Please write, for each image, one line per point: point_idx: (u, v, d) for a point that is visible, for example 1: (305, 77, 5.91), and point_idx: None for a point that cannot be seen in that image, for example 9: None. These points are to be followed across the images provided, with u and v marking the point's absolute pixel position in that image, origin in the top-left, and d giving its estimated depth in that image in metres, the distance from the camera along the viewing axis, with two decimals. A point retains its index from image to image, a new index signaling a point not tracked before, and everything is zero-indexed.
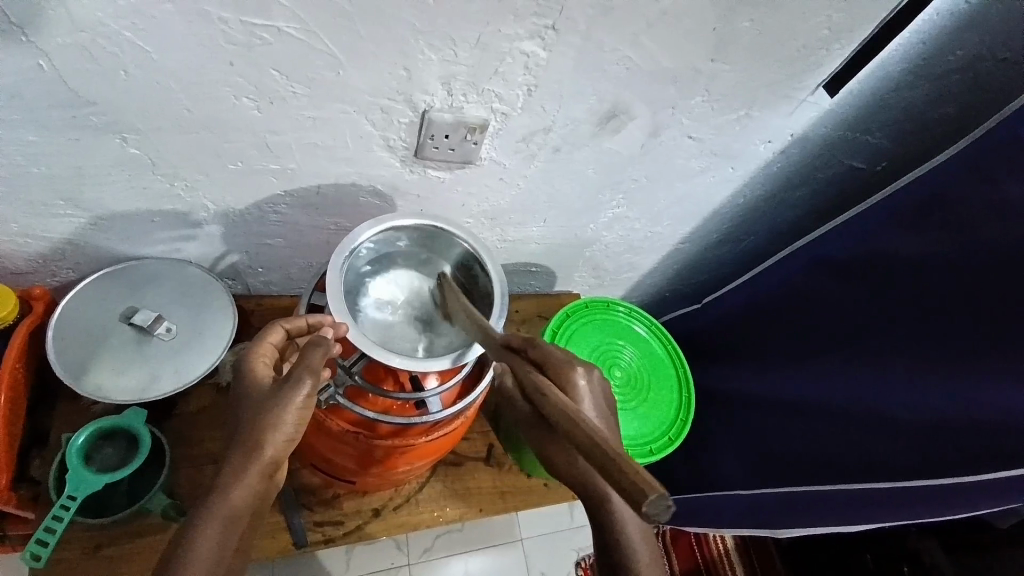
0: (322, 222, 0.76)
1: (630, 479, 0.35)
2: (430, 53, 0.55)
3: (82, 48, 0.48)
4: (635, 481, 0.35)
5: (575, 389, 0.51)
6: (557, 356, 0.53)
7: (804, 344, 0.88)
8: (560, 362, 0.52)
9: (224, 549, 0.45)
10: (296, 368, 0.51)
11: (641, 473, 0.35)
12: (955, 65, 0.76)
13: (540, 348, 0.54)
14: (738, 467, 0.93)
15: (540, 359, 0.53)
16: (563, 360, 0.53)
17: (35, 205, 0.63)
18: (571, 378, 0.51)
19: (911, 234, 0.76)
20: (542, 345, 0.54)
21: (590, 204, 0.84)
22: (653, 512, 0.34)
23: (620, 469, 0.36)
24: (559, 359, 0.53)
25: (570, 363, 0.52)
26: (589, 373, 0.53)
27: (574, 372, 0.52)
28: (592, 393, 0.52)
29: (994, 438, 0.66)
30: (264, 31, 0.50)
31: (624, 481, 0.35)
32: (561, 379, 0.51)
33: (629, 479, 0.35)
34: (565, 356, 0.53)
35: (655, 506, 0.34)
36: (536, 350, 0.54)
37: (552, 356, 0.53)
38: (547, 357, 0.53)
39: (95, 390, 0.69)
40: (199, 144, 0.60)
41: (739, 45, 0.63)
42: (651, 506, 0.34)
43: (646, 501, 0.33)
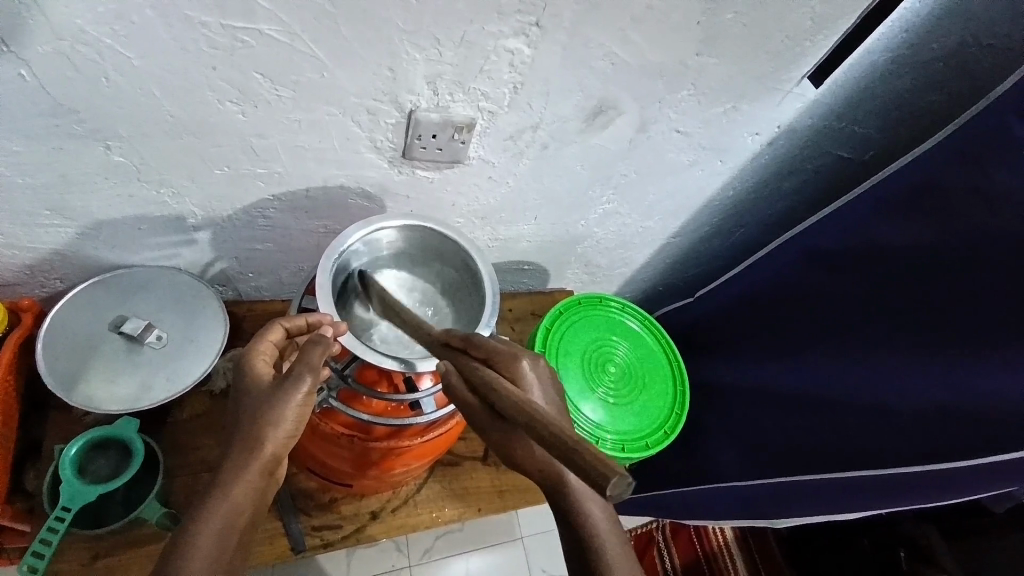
0: (312, 225, 0.76)
1: (587, 464, 0.35)
2: (414, 53, 0.55)
3: (64, 56, 0.47)
4: (593, 463, 0.35)
5: (522, 377, 0.51)
6: (502, 350, 0.53)
7: (797, 333, 0.88)
8: (504, 356, 0.52)
9: (227, 543, 0.44)
10: (297, 367, 0.51)
11: (598, 456, 0.35)
12: (940, 52, 0.76)
13: (482, 347, 0.53)
14: (735, 459, 0.93)
15: (487, 355, 0.53)
16: (507, 352, 0.52)
17: (21, 215, 0.62)
18: (518, 368, 0.52)
19: (900, 222, 0.76)
20: (483, 341, 0.54)
21: (581, 200, 0.84)
22: (615, 493, 0.35)
23: (579, 454, 0.36)
24: (503, 351, 0.53)
25: (514, 354, 0.52)
26: (535, 362, 0.53)
27: (518, 363, 0.52)
28: (540, 382, 0.52)
29: (987, 423, 0.66)
30: (248, 34, 0.49)
31: (584, 468, 0.35)
32: (509, 371, 0.51)
33: (587, 464, 0.35)
34: (509, 349, 0.53)
35: (618, 487, 0.34)
36: (477, 349, 0.54)
37: (496, 350, 0.53)
38: (491, 351, 0.53)
39: (86, 400, 0.68)
40: (185, 150, 0.59)
41: (724, 38, 0.63)
42: (613, 487, 0.34)
43: (609, 484, 0.34)
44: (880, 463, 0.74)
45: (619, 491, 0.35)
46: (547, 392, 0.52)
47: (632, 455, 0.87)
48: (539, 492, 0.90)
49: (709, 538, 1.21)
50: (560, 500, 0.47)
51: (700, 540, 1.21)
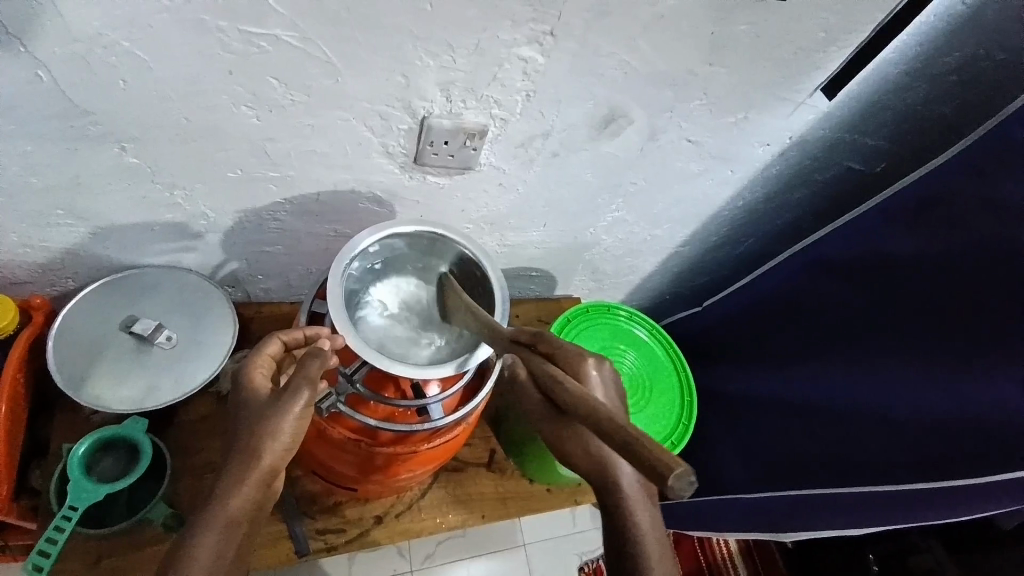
0: (321, 229, 0.76)
1: (655, 456, 0.36)
2: (428, 59, 0.55)
3: (80, 58, 0.48)
4: (659, 455, 0.35)
5: (588, 378, 0.52)
6: (568, 348, 0.54)
7: (804, 345, 0.88)
8: (570, 355, 0.53)
9: (224, 556, 0.45)
10: (294, 380, 0.50)
11: (664, 449, 0.36)
12: (953, 65, 0.76)
13: (548, 341, 0.54)
14: (740, 471, 0.93)
15: (551, 352, 0.54)
16: (574, 354, 0.53)
17: (34, 214, 0.63)
18: (583, 368, 0.52)
19: (911, 236, 0.76)
20: (552, 339, 0.54)
21: (590, 207, 0.84)
22: (676, 487, 0.35)
23: (642, 448, 0.37)
24: (569, 351, 0.53)
25: (580, 354, 0.53)
26: (601, 366, 0.54)
27: (585, 364, 0.53)
28: (604, 385, 0.53)
29: (993, 437, 0.66)
30: (262, 39, 0.50)
31: (649, 461, 0.36)
32: (573, 369, 0.52)
33: (651, 456, 0.36)
34: (577, 349, 0.53)
35: (679, 481, 0.34)
36: (545, 346, 0.54)
37: (562, 348, 0.54)
38: (558, 350, 0.53)
39: (94, 400, 0.69)
40: (198, 152, 0.60)
41: (736, 48, 0.63)
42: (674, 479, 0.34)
43: (671, 475, 0.34)
44: (885, 476, 0.74)
45: (681, 485, 0.35)
46: (608, 395, 0.52)
47: None
48: (542, 500, 0.90)
49: (711, 548, 1.23)
50: (612, 501, 0.50)
51: (704, 549, 1.23)
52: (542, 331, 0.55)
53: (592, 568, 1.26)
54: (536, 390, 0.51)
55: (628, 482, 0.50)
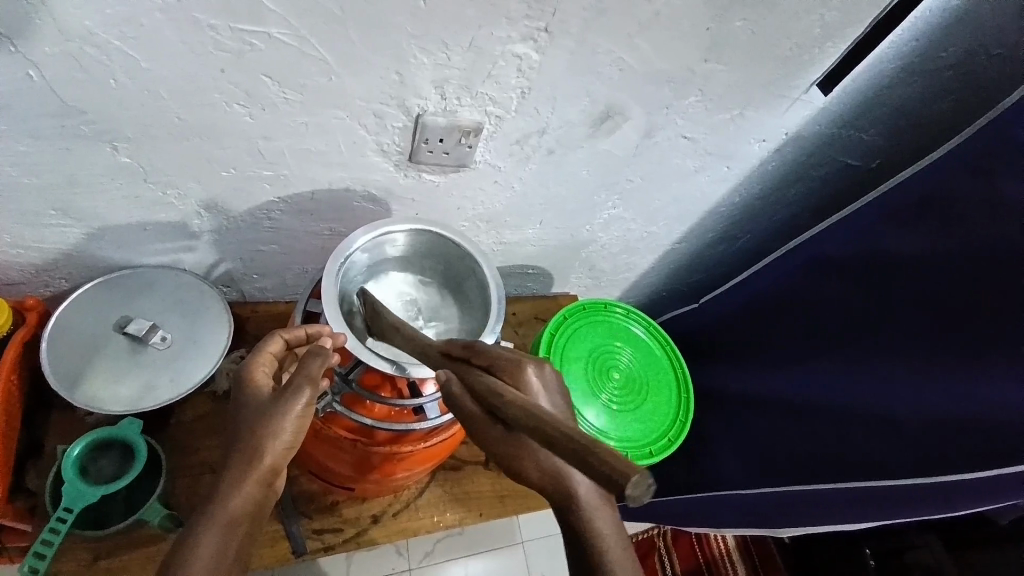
0: (317, 228, 0.75)
1: (613, 459, 0.35)
2: (423, 57, 0.55)
3: (72, 57, 0.47)
4: (615, 462, 0.35)
5: (526, 386, 0.47)
6: (503, 355, 0.49)
7: (801, 341, 0.88)
8: (506, 361, 0.48)
9: (226, 555, 0.43)
10: (296, 379, 0.51)
11: (620, 456, 0.35)
12: (948, 61, 0.76)
13: (484, 353, 0.50)
14: (737, 467, 0.93)
15: (488, 363, 0.49)
16: (511, 359, 0.48)
17: (27, 215, 0.62)
18: (522, 375, 0.47)
19: (907, 231, 0.76)
20: (487, 349, 0.50)
21: (586, 205, 0.84)
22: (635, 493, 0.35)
23: (595, 455, 0.36)
24: (505, 358, 0.49)
25: (517, 359, 0.48)
26: (540, 369, 0.49)
27: (522, 370, 0.47)
28: (547, 389, 0.48)
29: (990, 433, 0.66)
30: (256, 37, 0.49)
31: (606, 468, 0.35)
32: (510, 378, 0.47)
33: (609, 463, 0.35)
34: (512, 354, 0.49)
35: (638, 487, 0.35)
36: (479, 357, 0.51)
37: (498, 356, 0.49)
38: (495, 359, 0.49)
39: (89, 400, 0.69)
40: (192, 151, 0.59)
41: (733, 45, 0.63)
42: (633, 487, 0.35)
43: (628, 482, 0.34)
44: (882, 472, 0.74)
45: (639, 493, 0.35)
46: (554, 399, 0.47)
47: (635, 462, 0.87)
48: (540, 498, 0.90)
49: (709, 545, 1.23)
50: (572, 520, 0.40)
51: (702, 547, 1.24)
52: (477, 342, 0.52)
53: None
54: (475, 404, 0.45)
55: (593, 499, 0.40)
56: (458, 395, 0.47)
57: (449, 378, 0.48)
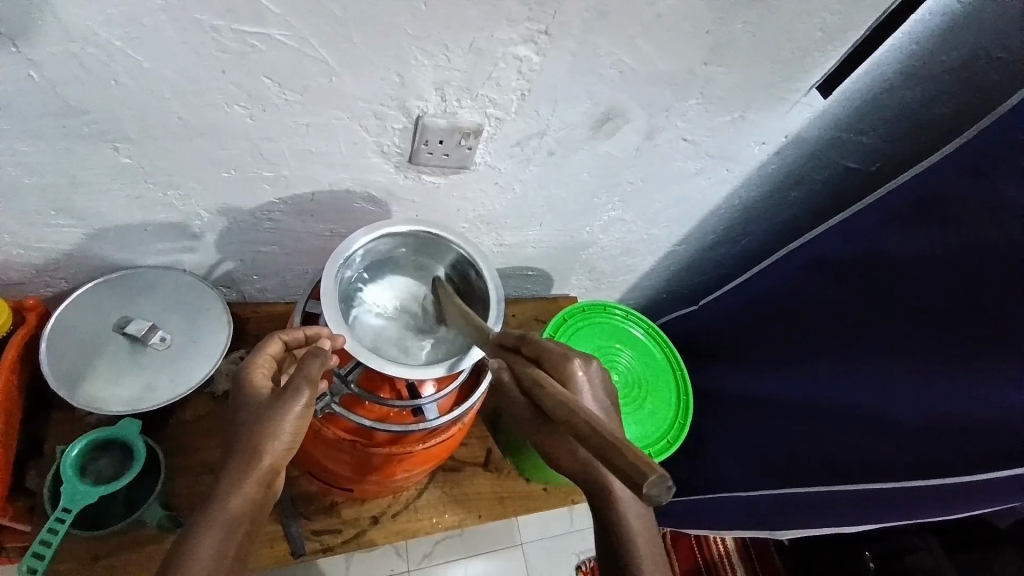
0: (317, 229, 0.75)
1: (631, 462, 0.37)
2: (424, 59, 0.55)
3: (73, 57, 0.47)
4: (636, 462, 0.37)
5: (573, 380, 0.54)
6: (552, 350, 0.55)
7: (801, 343, 0.88)
8: (556, 356, 0.55)
9: (225, 555, 0.44)
10: (295, 379, 0.50)
11: (641, 457, 0.37)
12: (949, 64, 0.76)
13: (533, 344, 0.56)
14: (736, 469, 0.93)
15: (536, 355, 0.56)
16: (557, 354, 0.55)
17: (28, 215, 0.62)
18: (569, 370, 0.54)
19: (906, 234, 0.76)
20: (533, 341, 0.56)
21: (587, 207, 0.84)
22: (653, 493, 0.36)
23: (620, 455, 0.38)
24: (553, 352, 0.55)
25: (565, 355, 0.55)
26: (587, 365, 0.56)
27: (571, 365, 0.54)
28: (590, 385, 0.55)
29: (988, 435, 0.66)
30: (257, 38, 0.49)
31: (626, 466, 0.37)
32: (557, 371, 0.54)
33: (631, 467, 0.36)
34: (560, 350, 0.55)
35: (655, 487, 0.35)
36: (529, 347, 0.56)
37: (548, 351, 0.55)
38: (543, 352, 0.55)
39: (90, 402, 0.68)
40: (193, 152, 0.59)
41: (733, 47, 0.63)
42: (651, 486, 0.36)
43: (646, 482, 0.35)
44: (881, 475, 0.74)
45: (659, 492, 0.36)
46: (595, 394, 0.55)
47: None
48: (539, 499, 0.89)
49: (709, 547, 1.23)
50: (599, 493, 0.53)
51: (701, 548, 1.24)
52: (526, 333, 0.57)
53: (589, 567, 1.27)
54: (520, 391, 0.54)
55: (619, 487, 0.52)
56: (508, 383, 0.56)
57: (500, 366, 0.56)
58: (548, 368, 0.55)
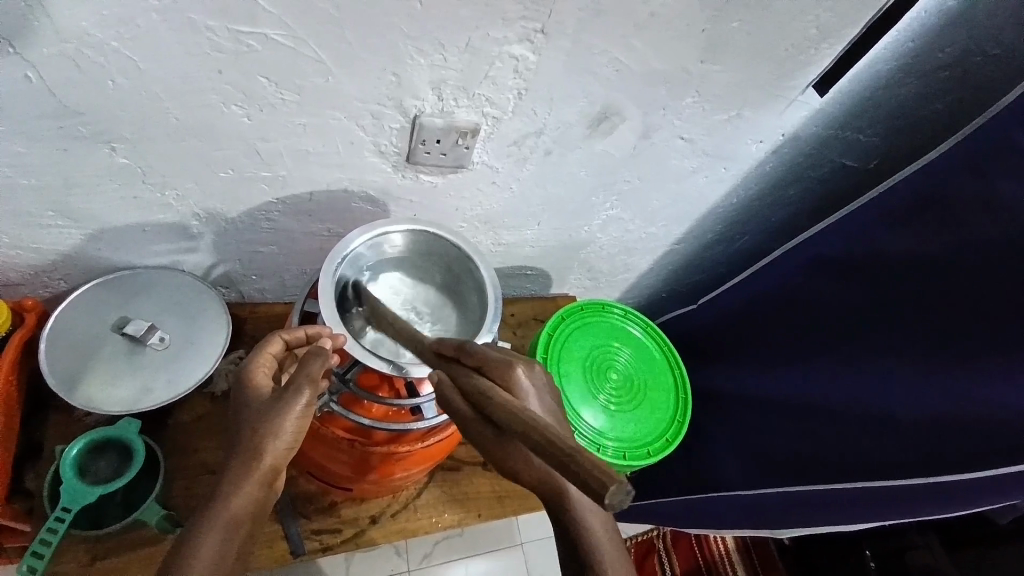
0: (315, 229, 0.76)
1: (588, 470, 0.34)
2: (419, 58, 0.55)
3: (69, 58, 0.48)
4: (591, 471, 0.34)
5: (518, 386, 0.47)
6: (495, 356, 0.49)
7: (799, 341, 0.88)
8: (498, 363, 0.48)
9: (226, 556, 0.43)
10: (296, 378, 0.51)
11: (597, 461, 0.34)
12: (945, 61, 0.76)
13: (474, 353, 0.51)
14: (735, 467, 0.93)
15: (479, 363, 0.50)
16: (501, 360, 0.49)
17: (26, 216, 0.62)
18: (512, 375, 0.48)
19: (904, 231, 0.76)
20: (477, 350, 0.51)
21: (584, 206, 0.84)
22: (614, 503, 0.33)
23: (575, 460, 0.35)
24: (495, 358, 0.49)
25: (508, 361, 0.48)
26: (531, 370, 0.49)
27: (514, 372, 0.48)
28: (537, 391, 0.48)
29: (986, 433, 0.66)
30: (252, 38, 0.49)
31: (584, 475, 0.34)
32: (501, 378, 0.48)
33: (586, 471, 0.34)
34: (504, 357, 0.49)
35: (616, 496, 0.33)
36: (471, 356, 0.51)
37: (490, 356, 0.49)
38: (484, 360, 0.49)
39: (89, 402, 0.69)
40: (190, 152, 0.59)
41: (729, 45, 0.63)
42: (612, 496, 0.33)
43: (605, 492, 0.32)
44: (880, 473, 0.74)
45: (618, 500, 0.33)
46: (543, 400, 0.47)
47: (633, 462, 0.87)
48: (539, 499, 0.89)
49: (709, 547, 1.23)
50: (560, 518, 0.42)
51: (700, 546, 1.24)
52: (467, 343, 0.52)
53: None
54: (466, 404, 0.46)
55: (575, 490, 0.41)
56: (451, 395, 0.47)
57: (440, 380, 0.49)
58: (492, 376, 0.48)
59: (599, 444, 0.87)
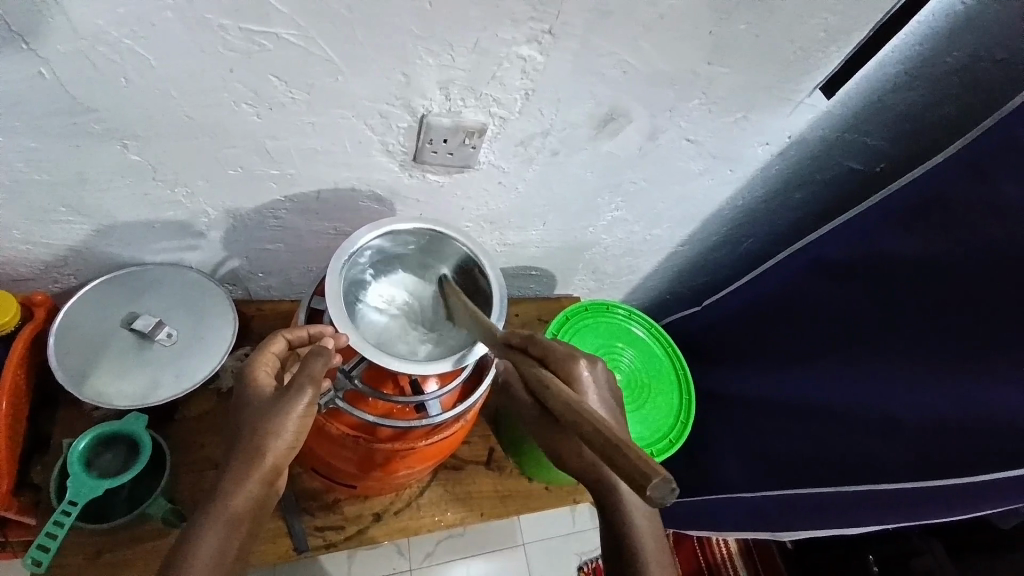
0: (322, 227, 0.76)
1: (634, 464, 0.37)
2: (428, 58, 0.55)
3: (83, 55, 0.48)
4: (637, 464, 0.37)
5: (579, 381, 0.54)
6: (560, 350, 0.55)
7: (803, 343, 0.88)
8: (561, 356, 0.55)
9: (226, 553, 0.45)
10: (297, 378, 0.51)
11: (645, 460, 0.37)
12: (951, 65, 0.76)
13: (540, 344, 0.55)
14: (737, 469, 0.93)
15: (544, 355, 0.55)
16: (564, 355, 0.55)
17: (37, 211, 0.63)
18: (576, 371, 0.55)
19: (908, 235, 0.76)
20: (542, 341, 0.55)
21: (590, 207, 0.84)
22: (654, 496, 0.36)
23: (624, 457, 0.38)
24: (561, 352, 0.55)
25: (571, 355, 0.55)
26: (593, 367, 0.56)
27: (576, 365, 0.55)
28: (596, 386, 0.55)
29: (991, 437, 0.66)
30: (263, 37, 0.50)
31: (630, 470, 0.37)
32: (566, 373, 0.54)
33: (632, 466, 0.37)
34: (567, 351, 0.55)
35: (658, 491, 0.35)
36: (535, 347, 0.55)
37: (554, 349, 0.55)
38: (549, 352, 0.55)
39: (97, 396, 0.69)
40: (200, 150, 0.60)
41: (735, 48, 0.63)
42: (653, 489, 0.36)
43: (649, 486, 0.35)
44: (884, 476, 0.74)
45: (661, 494, 0.36)
46: (600, 396, 0.55)
47: None
48: (541, 498, 0.90)
49: (711, 549, 1.24)
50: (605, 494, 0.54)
51: (704, 551, 1.24)
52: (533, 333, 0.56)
53: (592, 568, 1.26)
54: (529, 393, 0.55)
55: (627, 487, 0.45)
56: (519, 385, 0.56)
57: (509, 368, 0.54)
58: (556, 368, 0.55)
59: None
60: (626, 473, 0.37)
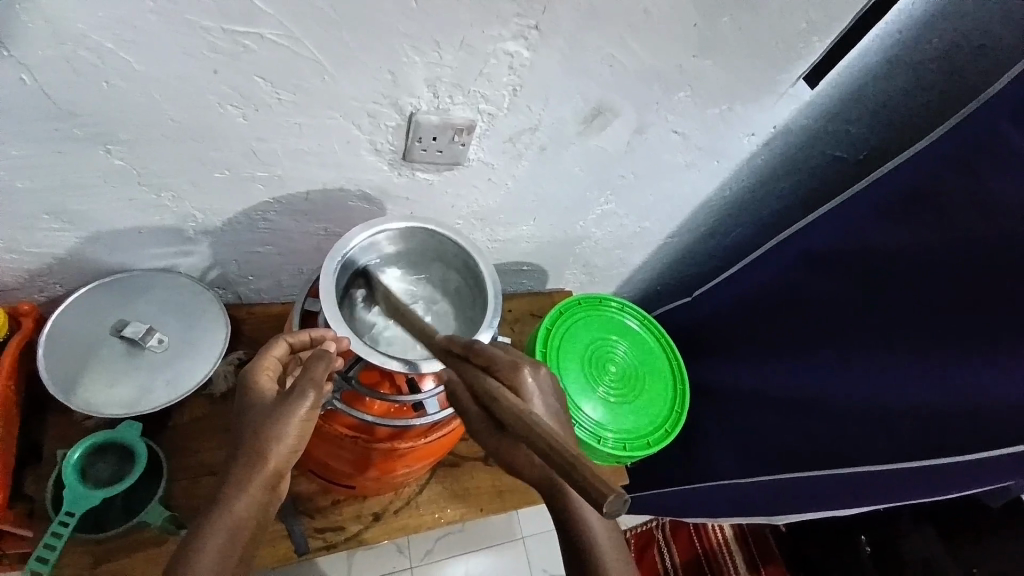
0: (311, 228, 0.76)
1: (586, 476, 0.37)
2: (415, 56, 0.55)
3: (66, 60, 0.47)
4: (591, 480, 0.36)
5: (523, 388, 0.52)
6: (503, 358, 0.53)
7: (793, 330, 0.89)
8: (505, 365, 0.53)
9: (229, 558, 0.45)
10: (300, 382, 0.51)
11: (598, 474, 0.37)
12: (932, 52, 0.78)
13: (485, 354, 0.53)
14: (731, 456, 0.94)
15: (488, 364, 0.53)
16: (508, 363, 0.53)
17: (22, 220, 0.62)
18: (519, 379, 0.52)
19: (894, 221, 0.77)
20: (485, 349, 0.53)
21: (579, 201, 0.84)
22: (611, 510, 0.36)
23: (574, 468, 0.38)
24: (504, 361, 0.53)
25: (515, 363, 0.53)
26: (536, 373, 0.54)
27: (520, 373, 0.52)
28: (541, 393, 0.53)
29: (979, 418, 0.67)
30: (248, 38, 0.49)
31: (583, 483, 0.37)
32: (509, 380, 0.52)
33: (588, 480, 0.37)
34: (510, 358, 0.53)
35: (613, 505, 0.36)
36: (479, 357, 0.53)
37: (496, 357, 0.53)
38: (492, 360, 0.53)
39: (87, 405, 0.69)
40: (187, 153, 0.59)
41: (720, 41, 0.64)
42: (609, 504, 0.36)
43: (605, 502, 0.35)
44: (876, 458, 0.75)
45: (615, 508, 0.36)
46: (546, 401, 0.53)
47: (632, 454, 0.88)
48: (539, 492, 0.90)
49: (708, 536, 1.25)
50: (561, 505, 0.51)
51: (700, 539, 1.26)
52: (474, 341, 0.55)
53: None
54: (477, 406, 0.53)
55: None
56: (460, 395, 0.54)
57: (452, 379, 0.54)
58: (500, 378, 0.52)
59: (598, 437, 0.87)
60: (580, 491, 0.37)
